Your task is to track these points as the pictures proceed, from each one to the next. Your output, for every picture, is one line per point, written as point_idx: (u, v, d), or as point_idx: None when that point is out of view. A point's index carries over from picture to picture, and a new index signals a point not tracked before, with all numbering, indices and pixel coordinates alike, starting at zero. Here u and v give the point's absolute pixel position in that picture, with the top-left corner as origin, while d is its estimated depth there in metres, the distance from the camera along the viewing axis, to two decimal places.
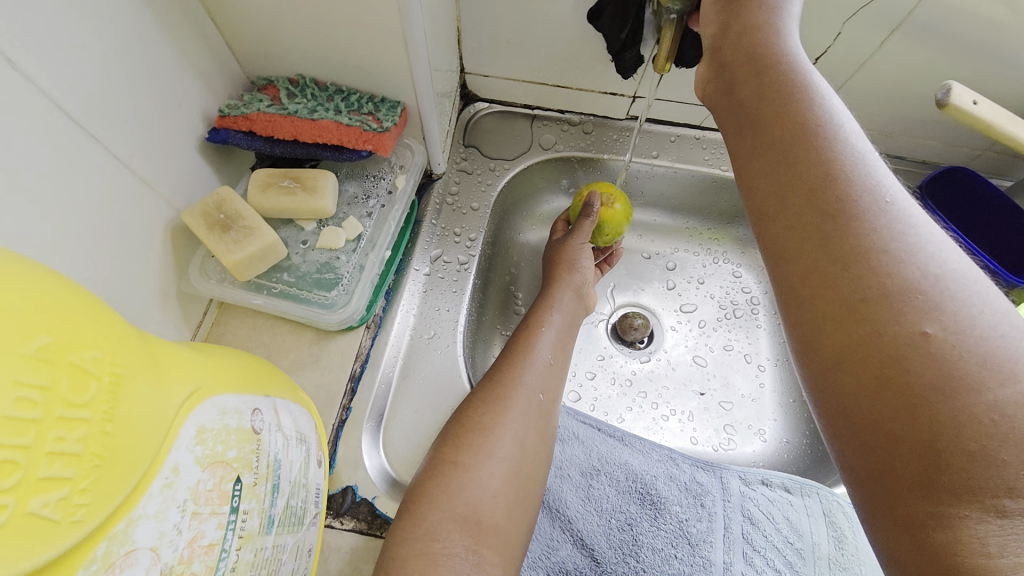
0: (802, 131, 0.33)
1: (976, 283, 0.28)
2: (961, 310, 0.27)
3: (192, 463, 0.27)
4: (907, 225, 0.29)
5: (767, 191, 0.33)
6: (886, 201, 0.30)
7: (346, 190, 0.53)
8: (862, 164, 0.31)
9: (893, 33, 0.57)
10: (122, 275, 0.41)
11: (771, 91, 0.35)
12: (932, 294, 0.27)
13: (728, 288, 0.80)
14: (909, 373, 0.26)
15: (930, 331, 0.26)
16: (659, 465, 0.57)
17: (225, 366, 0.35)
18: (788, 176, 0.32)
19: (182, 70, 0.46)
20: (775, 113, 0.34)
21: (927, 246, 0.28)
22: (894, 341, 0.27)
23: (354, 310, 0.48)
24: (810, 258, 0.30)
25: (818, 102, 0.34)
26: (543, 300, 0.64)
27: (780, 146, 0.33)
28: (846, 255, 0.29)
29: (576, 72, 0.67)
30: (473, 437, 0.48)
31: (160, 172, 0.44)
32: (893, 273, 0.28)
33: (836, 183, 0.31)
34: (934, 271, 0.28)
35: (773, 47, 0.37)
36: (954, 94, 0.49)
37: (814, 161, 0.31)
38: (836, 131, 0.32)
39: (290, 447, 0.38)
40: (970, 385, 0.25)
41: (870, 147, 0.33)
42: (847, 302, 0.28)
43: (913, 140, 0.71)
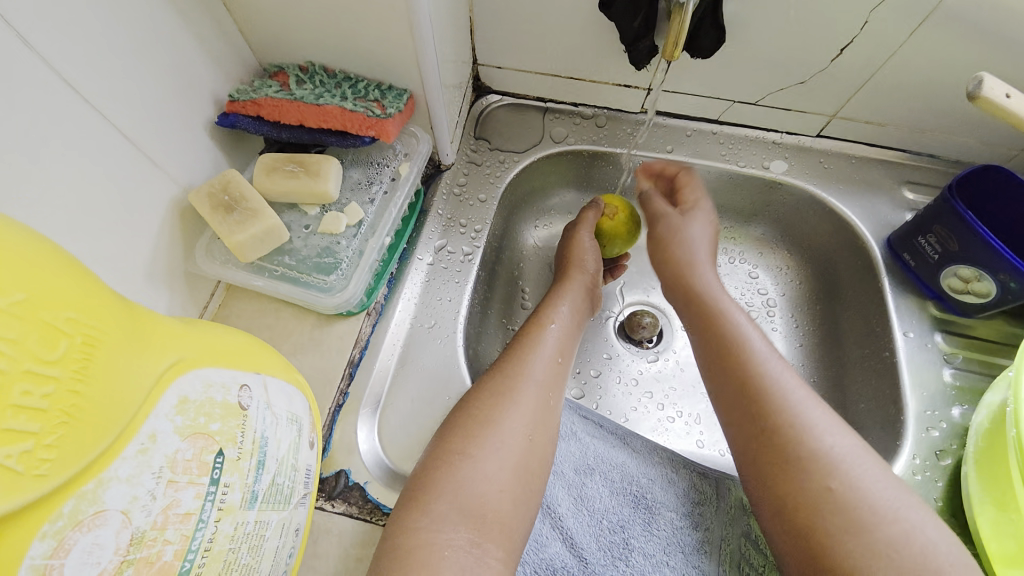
0: (748, 383, 0.48)
1: (863, 458, 0.43)
2: (851, 469, 0.42)
3: (169, 432, 0.28)
4: (806, 398, 0.47)
5: (730, 408, 0.49)
6: (801, 407, 0.46)
7: (350, 177, 0.53)
8: (777, 372, 0.49)
9: (924, 21, 0.54)
10: (129, 252, 0.42)
11: (720, 346, 0.52)
12: (826, 448, 0.43)
13: (744, 289, 0.77)
14: (817, 509, 0.41)
15: (833, 486, 0.42)
16: (656, 468, 0.56)
17: (217, 341, 0.35)
18: (738, 401, 0.48)
19: (194, 53, 0.46)
20: (724, 357, 0.51)
21: (816, 409, 0.46)
22: (811, 495, 0.42)
23: (351, 295, 0.49)
24: (770, 467, 0.44)
25: (746, 343, 0.51)
26: (554, 294, 0.63)
27: (728, 376, 0.50)
28: (776, 444, 0.45)
29: (590, 63, 0.66)
30: (481, 430, 0.48)
31: (169, 153, 0.45)
32: (816, 477, 0.42)
33: (771, 409, 0.46)
34: (829, 445, 0.44)
35: (709, 299, 0.57)
36: (985, 86, 0.46)
37: (744, 357, 0.50)
38: (764, 364, 0.49)
39: (279, 426, 0.38)
40: (863, 525, 0.40)
41: (788, 367, 0.50)
42: (792, 512, 0.42)
43: (946, 137, 0.67)
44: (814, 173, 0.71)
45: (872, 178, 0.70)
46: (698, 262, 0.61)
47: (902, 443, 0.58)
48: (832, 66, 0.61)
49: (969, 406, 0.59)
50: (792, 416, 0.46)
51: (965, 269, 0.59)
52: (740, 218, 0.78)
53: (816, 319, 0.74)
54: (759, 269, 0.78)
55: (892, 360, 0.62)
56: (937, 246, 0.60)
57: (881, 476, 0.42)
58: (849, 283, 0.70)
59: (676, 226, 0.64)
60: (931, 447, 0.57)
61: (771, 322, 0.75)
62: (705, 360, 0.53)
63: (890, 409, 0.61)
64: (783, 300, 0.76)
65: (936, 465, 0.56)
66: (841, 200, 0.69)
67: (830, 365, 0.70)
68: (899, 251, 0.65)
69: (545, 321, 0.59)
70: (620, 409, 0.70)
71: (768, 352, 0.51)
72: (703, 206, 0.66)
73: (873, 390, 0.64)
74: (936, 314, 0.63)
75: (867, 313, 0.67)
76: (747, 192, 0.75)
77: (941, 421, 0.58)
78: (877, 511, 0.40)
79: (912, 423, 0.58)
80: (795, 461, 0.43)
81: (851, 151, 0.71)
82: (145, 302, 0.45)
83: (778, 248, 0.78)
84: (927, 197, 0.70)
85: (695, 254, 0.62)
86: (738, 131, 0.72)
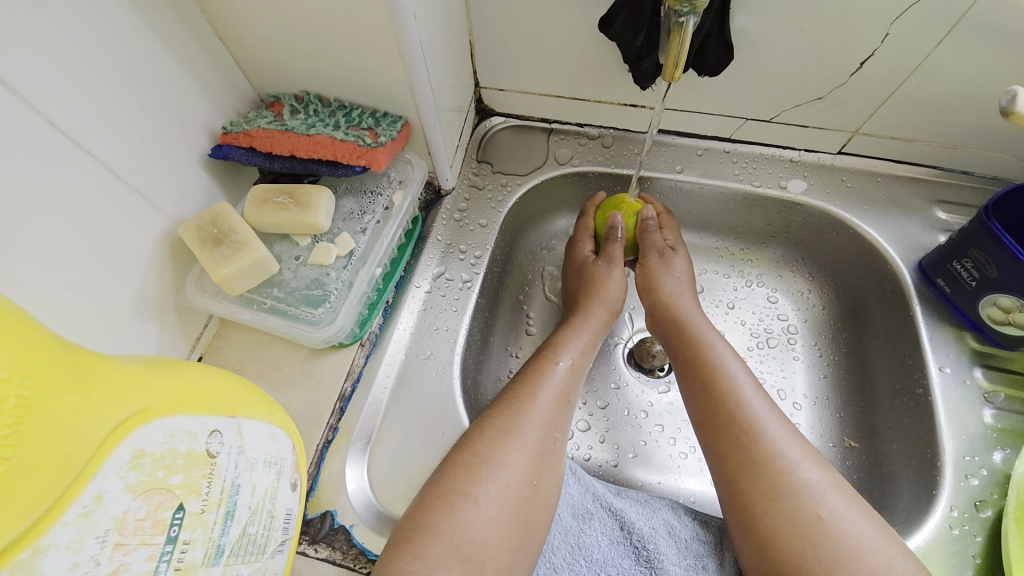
0: (731, 408, 0.49)
1: (839, 491, 0.44)
2: (832, 497, 0.43)
3: (119, 490, 0.27)
4: (779, 428, 0.47)
5: (715, 439, 0.48)
6: (782, 435, 0.47)
7: (343, 206, 0.53)
8: (757, 397, 0.49)
9: (951, 32, 0.50)
10: (116, 288, 0.42)
11: (703, 371, 0.52)
12: (803, 482, 0.44)
13: (762, 314, 0.73)
14: (799, 540, 0.42)
15: (823, 515, 0.42)
16: (658, 516, 0.52)
17: (187, 385, 0.34)
18: (723, 430, 0.48)
19: (188, 87, 0.47)
20: (707, 382, 0.51)
21: (790, 440, 0.46)
22: (803, 525, 0.42)
23: (339, 328, 0.48)
24: (758, 498, 0.44)
25: (729, 368, 0.52)
26: (570, 325, 0.59)
27: (712, 404, 0.50)
28: (764, 475, 0.45)
29: (593, 84, 0.64)
30: (484, 469, 0.45)
31: (161, 187, 0.45)
32: (803, 504, 0.43)
33: (758, 438, 0.46)
34: (806, 477, 0.44)
35: (692, 322, 0.58)
36: (1021, 100, 0.42)
37: (724, 390, 0.50)
38: (746, 391, 0.50)
39: (255, 470, 0.37)
40: (854, 555, 0.40)
41: (764, 392, 0.51)
42: (785, 546, 0.42)
43: (981, 153, 0.62)
44: (835, 193, 0.67)
45: (899, 197, 0.66)
46: (678, 296, 0.60)
47: (939, 492, 0.52)
48: (852, 81, 0.57)
49: (1012, 450, 0.54)
50: (769, 448, 0.46)
51: (1004, 298, 0.54)
52: (757, 239, 0.74)
53: (841, 348, 0.69)
54: (779, 293, 0.73)
55: (926, 397, 0.57)
56: (974, 271, 0.55)
57: (857, 509, 0.43)
58: (877, 309, 0.65)
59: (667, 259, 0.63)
60: (970, 497, 0.52)
61: (791, 350, 0.70)
62: (685, 383, 0.54)
63: (925, 451, 0.56)
64: (804, 327, 0.72)
65: (974, 517, 0.51)
66: (865, 221, 0.65)
67: (858, 400, 0.65)
68: (932, 276, 0.60)
69: (557, 355, 0.55)
70: (629, 442, 0.66)
71: (747, 383, 0.51)
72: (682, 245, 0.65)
73: (907, 431, 0.59)
74: (975, 346, 0.58)
75: (898, 346, 0.62)
76: (764, 212, 0.71)
77: (981, 468, 0.53)
78: (857, 543, 0.41)
79: (950, 470, 0.53)
80: (778, 494, 0.44)
81: (876, 169, 0.67)
82: (134, 337, 0.44)
83: (798, 269, 0.73)
84: (961, 217, 0.64)
85: (680, 287, 0.61)
86: (753, 149, 0.68)
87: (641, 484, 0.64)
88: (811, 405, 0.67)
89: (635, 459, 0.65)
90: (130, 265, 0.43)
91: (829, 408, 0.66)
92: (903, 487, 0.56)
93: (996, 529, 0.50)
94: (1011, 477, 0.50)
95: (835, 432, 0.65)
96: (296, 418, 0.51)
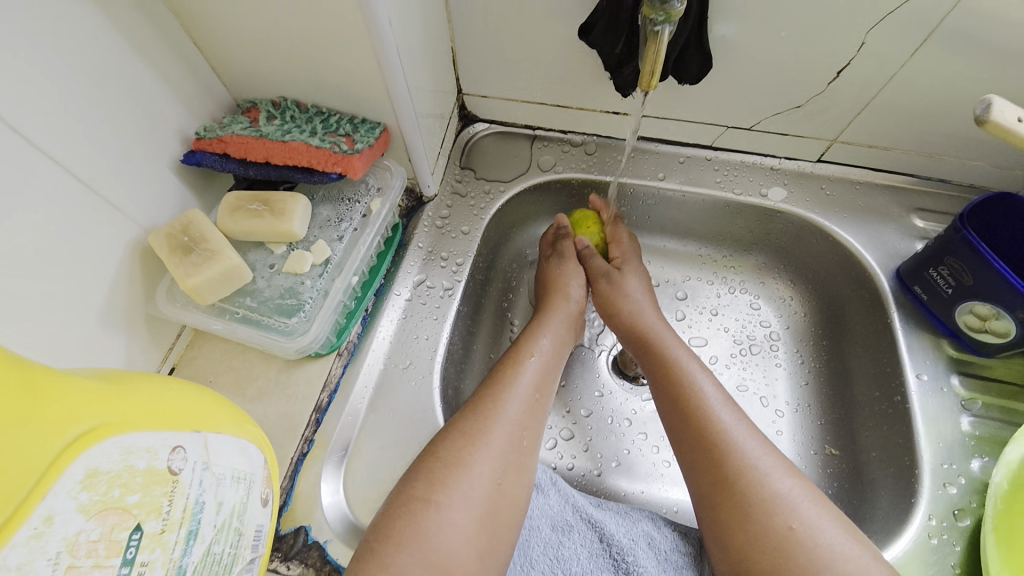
0: (701, 418, 0.49)
1: (813, 500, 0.44)
2: (803, 507, 0.43)
3: (71, 511, 0.26)
4: (750, 439, 0.47)
5: (689, 451, 0.49)
6: (751, 446, 0.47)
7: (320, 214, 0.53)
8: (726, 408, 0.50)
9: (925, 42, 0.51)
10: (81, 298, 0.41)
11: (674, 382, 0.53)
12: (775, 493, 0.44)
13: (745, 321, 0.73)
14: (774, 553, 0.42)
15: (794, 526, 0.42)
16: (636, 528, 0.52)
17: (149, 400, 0.33)
18: (694, 442, 0.48)
19: (159, 92, 0.46)
20: (678, 392, 0.52)
21: (761, 451, 0.46)
22: (774, 535, 0.42)
23: (313, 338, 0.48)
24: (729, 507, 0.44)
25: (698, 380, 0.52)
26: (534, 325, 0.59)
27: (683, 416, 0.50)
28: (733, 486, 0.45)
29: (575, 91, 0.64)
30: (450, 474, 0.44)
31: (130, 195, 0.44)
32: (773, 514, 0.43)
33: (727, 448, 0.47)
34: (778, 488, 0.44)
35: (661, 334, 0.58)
36: (994, 109, 0.42)
37: (693, 404, 0.50)
38: (713, 402, 0.50)
39: (222, 486, 0.36)
40: (825, 564, 0.40)
41: (733, 404, 0.51)
42: (758, 556, 0.42)
43: (958, 161, 0.63)
44: (815, 201, 0.67)
45: (877, 205, 0.66)
46: (643, 309, 0.61)
47: (917, 500, 0.53)
48: (830, 90, 0.58)
49: (989, 458, 0.54)
50: (740, 460, 0.46)
51: (980, 306, 0.54)
52: (739, 247, 0.75)
53: (822, 354, 0.69)
54: (761, 299, 0.74)
55: (904, 405, 0.58)
56: (950, 279, 0.56)
57: (831, 518, 0.43)
58: (855, 316, 0.66)
59: (615, 282, 0.63)
60: (948, 505, 0.52)
61: (773, 356, 0.71)
62: (658, 394, 0.54)
63: (903, 459, 0.56)
64: (786, 334, 0.72)
65: (952, 526, 0.51)
66: (845, 229, 0.66)
67: (839, 407, 0.65)
68: (909, 284, 0.60)
69: (525, 356, 0.55)
70: (612, 451, 0.66)
71: (715, 395, 0.51)
72: (632, 263, 0.65)
73: (885, 439, 0.59)
74: (952, 353, 0.59)
75: (877, 354, 0.62)
76: (745, 220, 0.71)
77: (959, 476, 0.53)
78: (832, 553, 0.41)
79: (928, 478, 0.53)
80: (752, 506, 0.44)
81: (855, 177, 0.68)
82: (100, 348, 0.43)
83: (779, 277, 0.74)
84: (938, 224, 0.65)
85: (640, 304, 0.61)
86: (734, 157, 0.69)
87: (625, 493, 0.63)
88: (792, 412, 0.67)
89: (619, 468, 0.65)
90: (96, 274, 0.42)
91: (810, 416, 0.67)
92: (883, 495, 0.57)
93: (975, 537, 0.50)
94: (990, 483, 0.50)
95: (816, 440, 0.65)
96: (270, 430, 0.50)
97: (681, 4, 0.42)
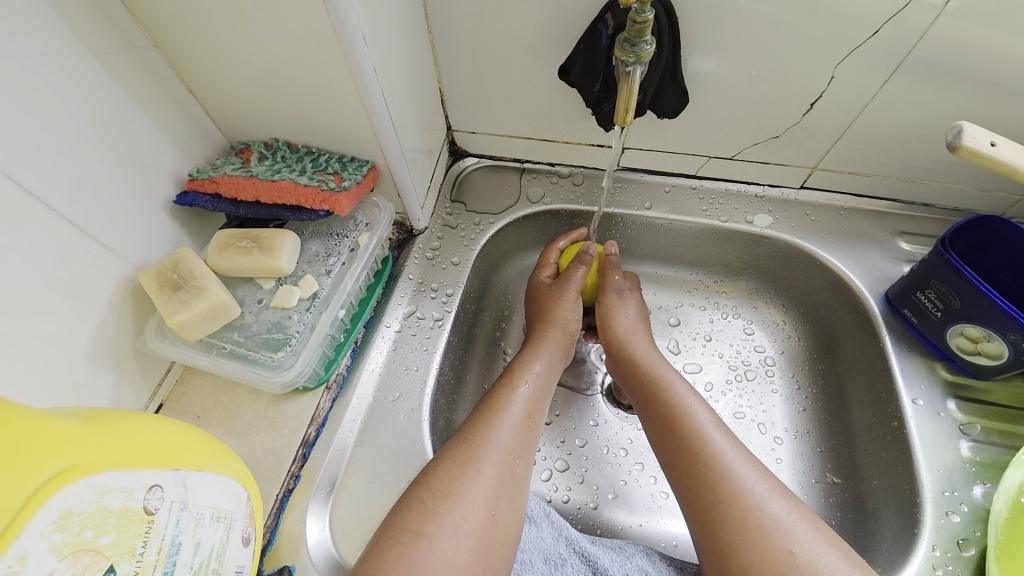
0: (694, 443, 0.48)
1: (810, 525, 0.42)
2: (801, 534, 0.42)
3: (44, 552, 0.26)
4: (744, 462, 0.46)
5: (684, 479, 0.48)
6: (746, 470, 0.46)
7: (309, 249, 0.55)
8: (718, 432, 0.49)
9: (893, 74, 0.52)
10: (68, 336, 0.42)
11: (665, 409, 0.52)
12: (773, 517, 0.42)
13: (739, 347, 0.72)
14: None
15: (795, 551, 0.41)
16: (631, 563, 0.50)
17: (126, 439, 0.33)
18: (688, 468, 0.47)
19: (154, 138, 0.48)
20: (669, 421, 0.51)
21: (754, 475, 0.45)
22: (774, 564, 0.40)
23: (298, 372, 0.48)
24: (727, 535, 0.43)
25: (687, 406, 0.52)
26: (524, 354, 0.59)
27: (676, 443, 0.49)
28: (728, 514, 0.43)
29: (559, 126, 0.66)
30: (440, 504, 0.43)
31: (122, 236, 0.46)
32: (774, 540, 0.41)
33: (721, 474, 0.46)
34: (775, 511, 0.43)
35: (649, 358, 0.58)
36: (965, 136, 0.42)
37: (686, 430, 0.49)
38: (703, 428, 0.49)
39: (201, 526, 0.35)
40: None
41: (726, 429, 0.50)
42: None
43: (939, 186, 0.64)
44: (800, 226, 0.68)
45: (862, 230, 0.67)
46: (630, 335, 0.60)
47: (920, 531, 0.51)
48: (805, 120, 0.59)
49: (991, 484, 0.53)
50: (735, 484, 0.45)
51: (970, 328, 0.54)
52: (730, 273, 0.75)
53: (818, 379, 0.68)
54: (755, 324, 0.74)
55: (902, 431, 0.56)
56: (938, 302, 0.56)
57: (829, 544, 0.41)
58: (848, 340, 0.66)
59: (624, 298, 0.63)
60: (952, 535, 0.50)
61: (770, 383, 0.70)
62: (652, 423, 0.53)
63: (904, 488, 0.55)
64: (781, 359, 0.71)
65: (958, 556, 0.49)
66: (831, 253, 0.66)
67: (838, 434, 0.64)
68: (898, 307, 0.60)
69: (516, 382, 0.54)
70: (608, 482, 0.64)
71: (707, 418, 0.50)
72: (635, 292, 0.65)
73: (887, 467, 0.57)
74: (947, 377, 0.58)
75: (872, 379, 0.62)
76: (734, 246, 0.72)
77: (961, 504, 0.51)
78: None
79: (929, 507, 0.52)
80: (748, 533, 0.42)
81: (838, 203, 0.68)
82: (87, 386, 0.43)
83: (771, 301, 0.74)
84: (925, 247, 0.66)
85: (632, 323, 0.62)
86: (718, 186, 0.70)
87: (622, 527, 0.62)
88: (791, 439, 0.66)
89: (615, 500, 0.63)
90: (86, 313, 0.43)
91: (808, 442, 0.65)
92: (886, 526, 0.55)
93: (981, 568, 0.48)
94: (991, 512, 0.49)
95: (817, 468, 0.64)
96: (256, 466, 0.49)
97: (650, 46, 0.45)
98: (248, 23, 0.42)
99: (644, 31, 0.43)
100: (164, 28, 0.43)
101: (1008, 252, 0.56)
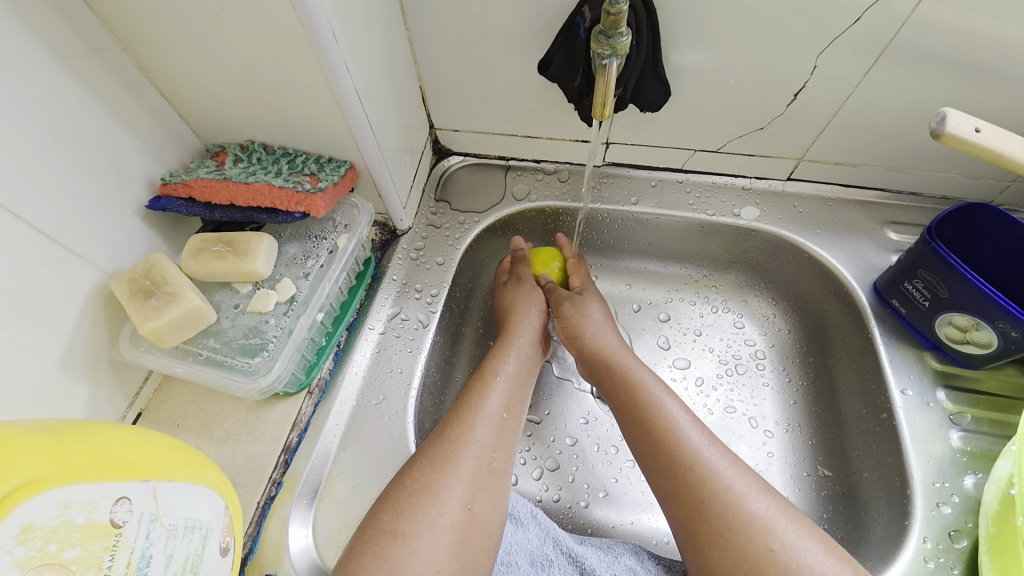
0: (670, 434, 0.48)
1: (790, 518, 0.42)
2: (782, 528, 0.41)
3: (5, 567, 0.25)
4: (721, 459, 0.46)
5: (660, 473, 0.47)
6: (726, 461, 0.46)
7: (287, 251, 0.54)
8: (697, 428, 0.49)
9: (879, 59, 0.51)
10: (38, 346, 0.41)
11: (640, 398, 0.52)
12: (752, 514, 0.42)
13: (729, 341, 0.72)
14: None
15: (775, 547, 0.40)
16: (620, 564, 0.49)
17: (92, 453, 0.33)
18: (664, 463, 0.47)
19: (125, 143, 0.47)
20: (644, 415, 0.51)
21: (732, 469, 0.45)
22: (758, 557, 0.40)
23: (275, 377, 0.48)
24: (706, 536, 0.42)
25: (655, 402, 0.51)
26: (499, 347, 0.58)
27: (652, 440, 0.49)
28: (704, 508, 0.43)
29: (543, 122, 0.65)
30: (416, 502, 0.42)
31: (94, 243, 0.45)
32: (755, 532, 0.41)
33: (697, 471, 0.45)
34: (755, 508, 0.42)
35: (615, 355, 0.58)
36: (949, 122, 0.41)
37: (659, 426, 0.49)
38: (676, 425, 0.49)
39: (175, 537, 0.34)
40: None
41: (702, 424, 0.50)
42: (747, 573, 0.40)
43: (929, 174, 0.63)
44: (788, 218, 0.67)
45: (851, 221, 0.67)
46: (602, 333, 0.61)
47: (911, 522, 0.50)
48: (790, 111, 0.59)
49: (983, 474, 0.52)
50: (713, 484, 0.44)
51: (959, 317, 0.53)
52: (720, 266, 0.74)
53: (808, 371, 0.68)
54: (745, 318, 0.73)
55: (891, 422, 0.56)
56: (925, 292, 0.55)
57: (808, 534, 0.41)
58: (838, 333, 0.65)
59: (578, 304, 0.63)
60: (943, 526, 0.50)
61: (760, 376, 0.69)
62: (625, 411, 0.53)
63: (893, 480, 0.54)
64: (771, 352, 0.71)
65: (949, 548, 0.48)
66: (819, 244, 0.65)
67: (829, 427, 0.64)
68: (887, 297, 0.60)
69: (491, 378, 0.54)
70: (599, 480, 0.64)
71: (684, 418, 0.50)
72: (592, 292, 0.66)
73: (877, 459, 0.57)
74: (937, 366, 0.58)
75: (862, 371, 0.61)
76: (721, 239, 0.71)
77: (952, 495, 0.51)
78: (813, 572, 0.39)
79: (920, 498, 0.51)
80: (729, 531, 0.42)
81: (826, 194, 0.68)
82: (61, 396, 0.43)
83: (761, 294, 0.73)
84: (913, 237, 0.65)
85: (599, 325, 0.61)
86: (705, 179, 0.69)
87: (613, 525, 0.61)
88: (783, 433, 0.66)
89: (606, 498, 0.63)
90: (56, 322, 0.42)
91: (800, 436, 0.65)
92: (878, 518, 0.54)
93: (972, 560, 0.48)
94: (983, 502, 0.48)
95: (809, 461, 0.63)
96: (237, 473, 0.49)
97: (626, 38, 0.44)
98: (215, 23, 0.41)
99: (619, 22, 0.42)
100: (130, 30, 0.43)
101: (998, 237, 0.55)
